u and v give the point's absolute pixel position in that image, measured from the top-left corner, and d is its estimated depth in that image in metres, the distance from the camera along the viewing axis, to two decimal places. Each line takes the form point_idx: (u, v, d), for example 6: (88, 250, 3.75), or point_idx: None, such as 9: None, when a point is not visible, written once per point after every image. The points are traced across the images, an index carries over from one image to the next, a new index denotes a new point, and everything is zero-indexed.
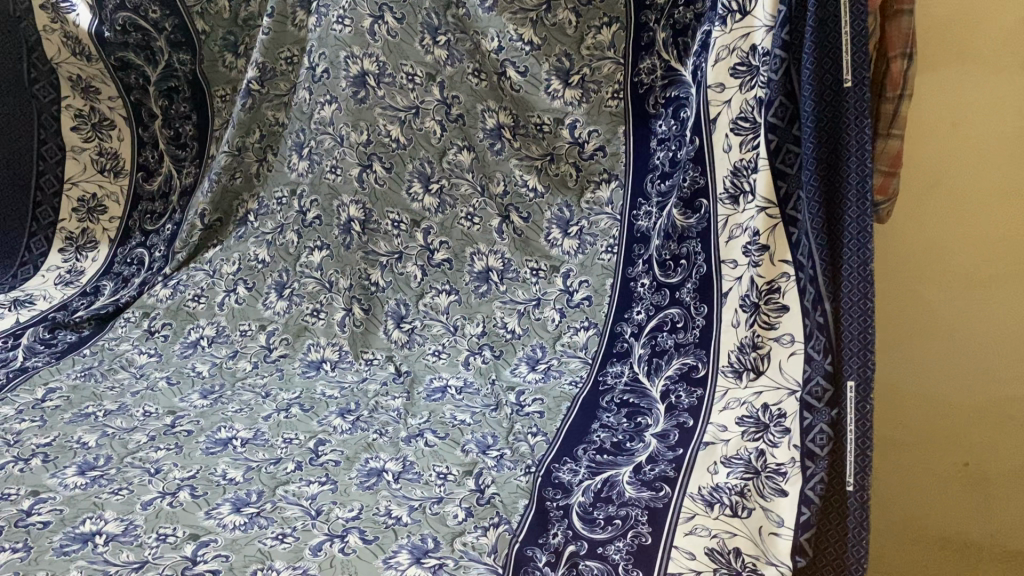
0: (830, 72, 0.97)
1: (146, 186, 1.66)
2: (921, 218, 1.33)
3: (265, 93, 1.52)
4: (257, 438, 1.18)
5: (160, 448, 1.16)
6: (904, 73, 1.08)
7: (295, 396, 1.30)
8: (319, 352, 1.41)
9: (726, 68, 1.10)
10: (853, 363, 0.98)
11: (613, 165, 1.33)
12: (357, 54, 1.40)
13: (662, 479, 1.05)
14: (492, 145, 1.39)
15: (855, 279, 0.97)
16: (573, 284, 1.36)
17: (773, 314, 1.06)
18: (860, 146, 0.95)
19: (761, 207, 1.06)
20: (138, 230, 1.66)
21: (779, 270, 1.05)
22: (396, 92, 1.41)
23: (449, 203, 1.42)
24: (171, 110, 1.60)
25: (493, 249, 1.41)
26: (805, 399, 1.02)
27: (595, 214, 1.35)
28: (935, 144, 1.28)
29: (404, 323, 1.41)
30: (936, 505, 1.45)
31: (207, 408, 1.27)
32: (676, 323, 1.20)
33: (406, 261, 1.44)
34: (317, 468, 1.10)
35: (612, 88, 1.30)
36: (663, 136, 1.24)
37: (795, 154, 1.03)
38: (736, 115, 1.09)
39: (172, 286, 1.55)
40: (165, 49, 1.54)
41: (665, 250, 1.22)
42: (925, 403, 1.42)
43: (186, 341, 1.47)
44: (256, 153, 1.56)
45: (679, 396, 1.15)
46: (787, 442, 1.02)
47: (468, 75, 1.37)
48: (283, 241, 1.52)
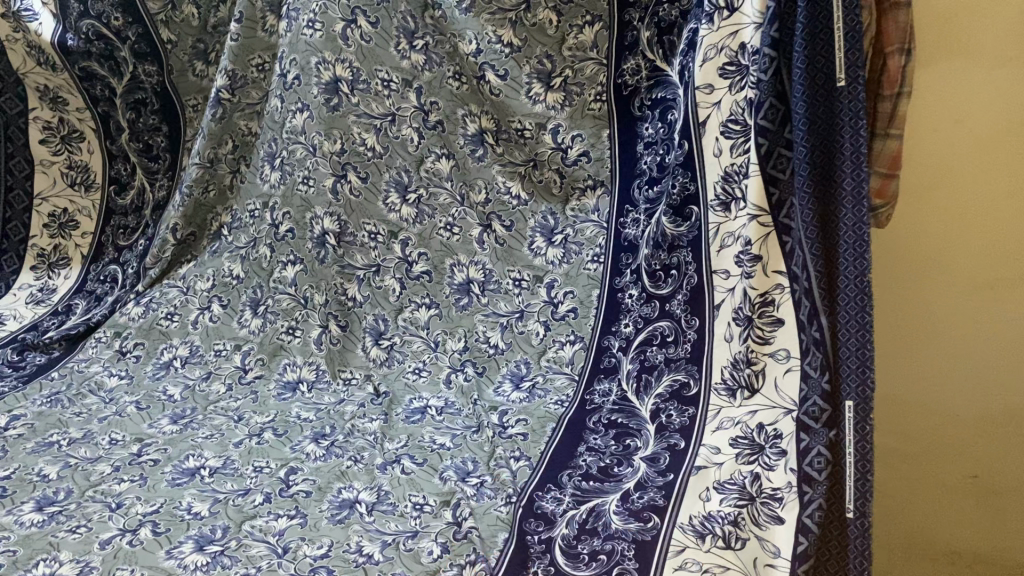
0: (822, 70, 0.91)
1: (119, 200, 1.60)
2: (923, 221, 1.26)
3: (236, 102, 1.46)
4: (226, 467, 1.12)
5: (124, 480, 1.10)
6: (902, 70, 1.01)
7: (269, 419, 1.24)
8: (295, 372, 1.35)
9: (713, 68, 1.03)
10: (852, 380, 0.91)
11: (599, 171, 1.26)
12: (329, 60, 1.32)
13: (652, 508, 0.99)
14: (472, 151, 1.33)
15: (852, 291, 0.90)
16: (557, 296, 1.30)
17: (767, 329, 1.00)
18: (854, 149, 0.89)
19: (753, 215, 1.00)
20: (111, 246, 1.60)
21: (773, 282, 0.99)
22: (371, 100, 1.34)
23: (428, 213, 1.36)
24: (139, 123, 1.55)
25: (474, 259, 1.35)
26: (801, 420, 0.96)
27: (581, 223, 1.29)
28: (935, 143, 1.22)
29: (383, 339, 1.36)
30: (944, 518, 1.38)
31: (177, 434, 1.22)
32: (666, 336, 1.13)
33: (384, 274, 1.38)
34: (286, 500, 1.04)
35: (596, 90, 1.24)
36: (650, 140, 1.18)
37: (786, 158, 0.97)
38: (726, 117, 1.03)
39: (144, 304, 1.50)
40: (129, 59, 1.49)
41: (654, 260, 1.16)
42: (931, 413, 1.35)
43: (158, 362, 1.41)
44: (229, 164, 1.51)
45: (670, 415, 1.08)
46: (782, 465, 0.97)
47: (447, 79, 1.31)
48: (257, 256, 1.47)
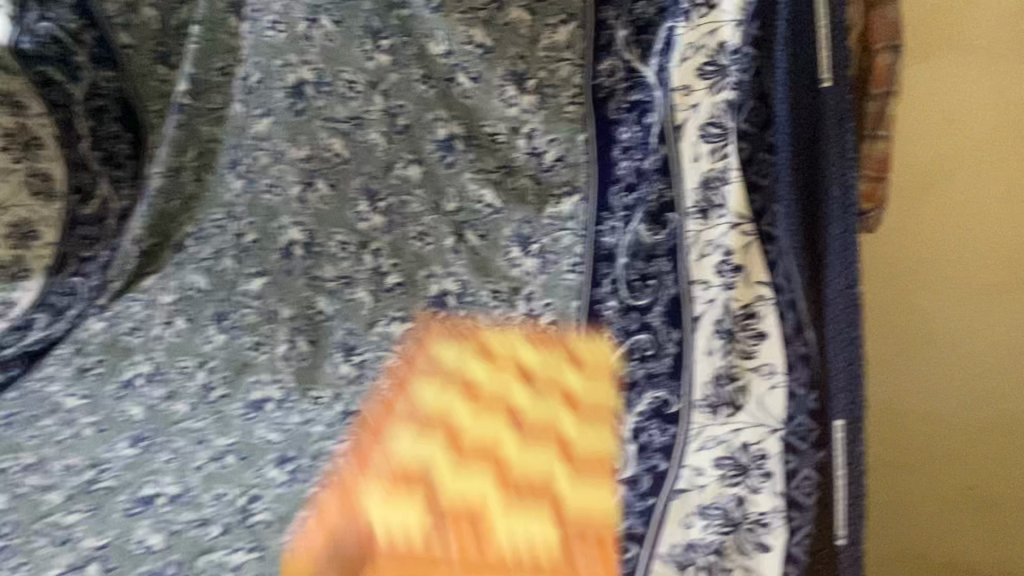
0: (805, 73, 0.87)
1: (83, 210, 1.49)
2: (916, 223, 1.20)
3: (198, 107, 1.41)
4: (184, 495, 1.07)
5: (75, 511, 1.05)
6: (890, 69, 0.96)
7: (232, 442, 1.17)
8: (262, 391, 1.25)
9: (692, 68, 0.97)
10: (842, 399, 0.89)
11: (575, 177, 1.21)
12: (294, 62, 1.35)
13: (629, 537, 0.94)
14: (442, 157, 1.31)
15: (841, 305, 0.88)
16: (537, 308, 1.25)
17: (750, 343, 0.94)
18: (841, 157, 0.87)
19: (734, 223, 0.93)
20: (75, 257, 1.48)
21: (756, 292, 0.93)
22: (337, 103, 1.34)
23: (398, 222, 1.35)
24: (101, 131, 1.48)
25: (449, 270, 1.31)
26: (788, 441, 0.92)
27: (558, 231, 1.23)
28: (929, 141, 1.15)
29: (353, 356, 1.28)
30: (938, 531, 1.33)
31: (135, 458, 1.15)
32: (645, 351, 1.03)
33: (356, 286, 1.35)
34: (245, 530, 1.00)
35: (572, 93, 1.19)
36: (627, 144, 1.11)
37: (769, 162, 0.91)
38: (704, 122, 0.96)
39: (108, 319, 1.43)
40: (87, 64, 1.43)
41: (631, 270, 1.09)
42: (925, 423, 1.29)
43: (120, 381, 1.32)
44: (194, 172, 1.46)
45: (651, 435, 0.98)
46: (769, 488, 0.93)
47: (414, 82, 1.30)
48: (221, 268, 1.43)
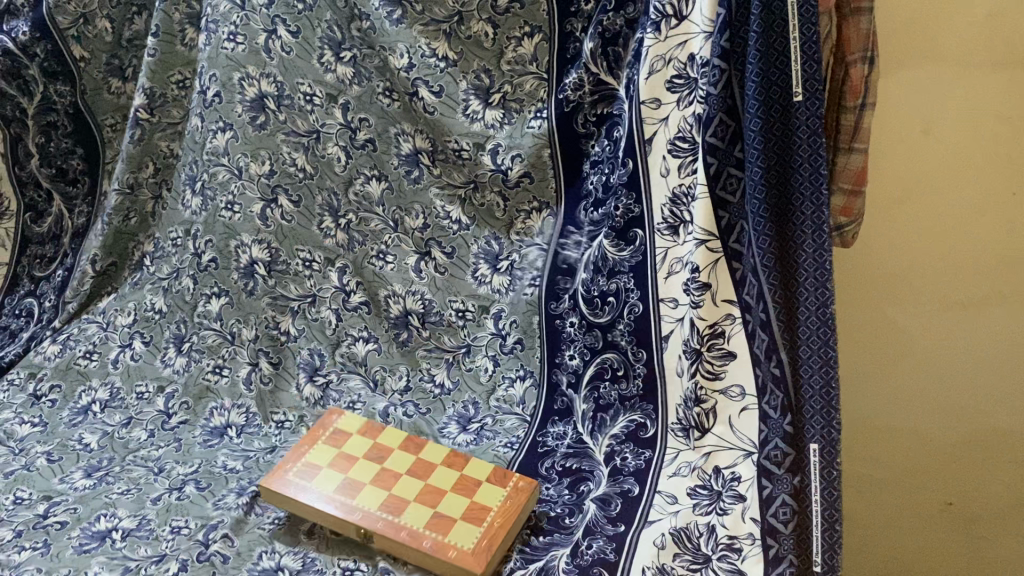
0: (777, 83, 0.84)
1: (35, 229, 1.44)
2: (892, 238, 1.18)
3: (156, 122, 1.37)
4: (141, 529, 1.02)
5: (25, 548, 0.99)
6: (865, 79, 0.93)
7: (192, 470, 1.14)
8: (223, 416, 1.24)
9: (660, 80, 0.95)
10: (817, 422, 0.85)
11: (542, 192, 1.17)
12: (253, 75, 1.24)
13: (601, 564, 0.90)
14: (407, 172, 1.24)
15: (814, 325, 0.84)
16: (505, 326, 1.21)
17: (717, 363, 0.92)
18: (814, 171, 0.83)
19: (701, 240, 0.91)
20: (26, 278, 1.44)
21: (723, 312, 0.91)
22: (296, 116, 1.25)
23: (359, 240, 1.27)
24: (51, 147, 1.42)
25: (411, 289, 1.25)
26: (762, 465, 0.89)
27: (525, 247, 1.19)
28: (904, 155, 1.14)
29: (317, 377, 1.25)
30: (918, 543, 1.32)
31: (90, 490, 1.11)
32: (616, 370, 1.06)
33: (320, 306, 1.27)
34: (202, 566, 0.95)
35: (534, 107, 1.14)
36: (596, 159, 1.09)
37: (737, 178, 0.88)
38: (672, 134, 0.96)
39: (61, 342, 1.38)
40: (38, 78, 1.37)
41: (593, 287, 1.08)
42: (903, 437, 1.27)
43: (75, 407, 1.29)
44: (151, 189, 1.42)
45: (625, 458, 1.00)
46: (740, 512, 0.89)
47: (377, 95, 1.22)
48: (179, 289, 1.35)
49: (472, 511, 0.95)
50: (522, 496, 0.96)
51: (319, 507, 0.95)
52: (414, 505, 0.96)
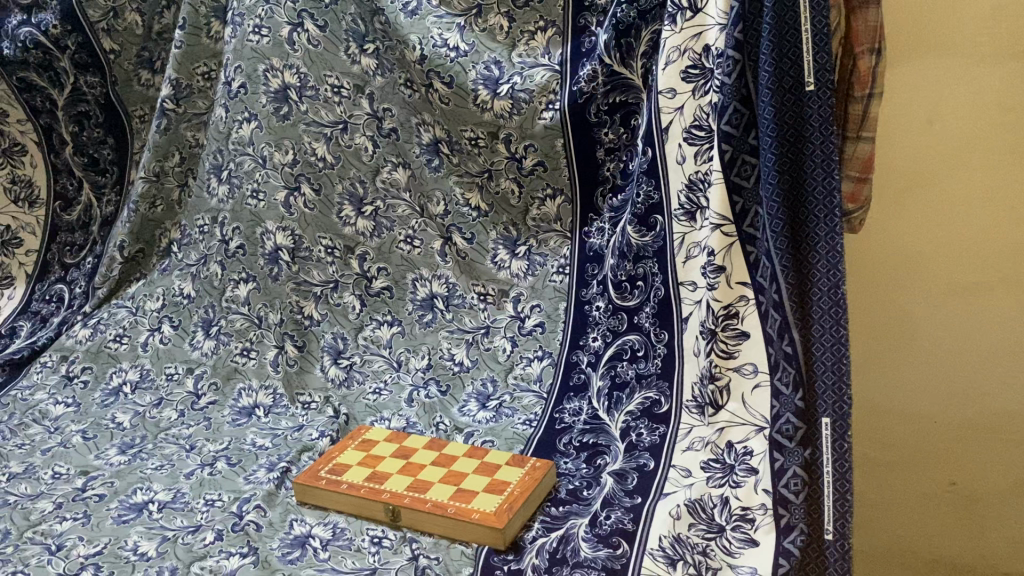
0: (789, 74, 0.88)
1: (64, 216, 1.51)
2: (899, 222, 1.22)
3: (183, 113, 1.42)
4: (176, 502, 1.07)
5: (66, 519, 1.04)
6: (873, 70, 0.97)
7: (222, 447, 1.19)
8: (251, 397, 1.30)
9: (676, 71, 1.00)
10: (828, 397, 0.89)
11: (557, 180, 1.22)
12: (277, 66, 1.28)
13: (620, 533, 0.94)
14: (429, 161, 1.29)
15: (826, 304, 0.88)
16: (525, 310, 1.25)
17: (731, 342, 0.95)
18: (825, 157, 0.87)
19: (716, 224, 0.94)
20: (57, 264, 1.51)
21: (737, 294, 0.94)
22: (320, 107, 1.28)
23: (386, 225, 1.30)
24: (82, 137, 1.48)
25: (437, 274, 1.29)
26: (774, 439, 0.92)
27: (544, 232, 1.25)
28: (910, 142, 1.18)
29: (341, 359, 1.29)
30: (925, 528, 1.33)
31: (125, 465, 1.15)
32: (636, 351, 1.10)
33: (343, 291, 1.32)
34: (237, 535, 0.99)
35: (547, 99, 1.18)
36: (611, 146, 1.16)
37: (751, 164, 0.92)
38: (689, 124, 1.00)
39: (92, 326, 1.43)
40: (69, 70, 1.44)
41: (619, 271, 1.12)
42: (910, 420, 1.29)
43: (106, 388, 1.35)
44: (177, 178, 1.46)
45: (640, 434, 1.04)
46: (752, 484, 0.93)
47: (399, 86, 1.27)
48: (208, 274, 1.39)
49: (493, 485, 0.99)
50: (539, 471, 1.01)
51: (346, 489, 1.01)
52: (437, 484, 1.01)
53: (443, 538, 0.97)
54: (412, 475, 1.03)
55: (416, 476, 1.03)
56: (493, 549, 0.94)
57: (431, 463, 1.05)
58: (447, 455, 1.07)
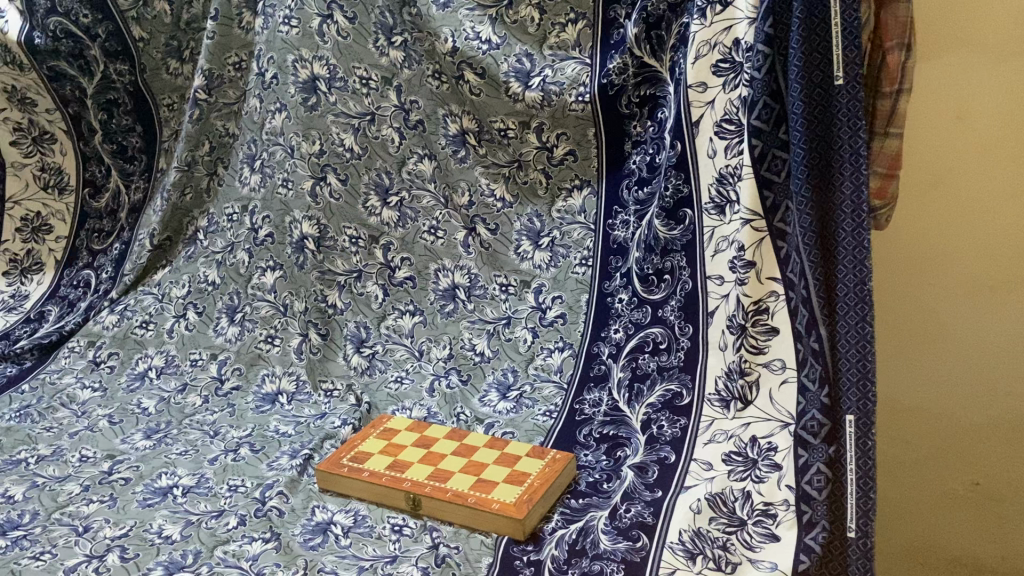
0: (819, 68, 0.87)
1: (92, 203, 1.53)
2: (927, 218, 1.20)
3: (213, 102, 1.43)
4: (200, 486, 1.08)
5: (93, 501, 1.05)
6: (903, 65, 0.95)
7: (246, 434, 1.20)
8: (275, 383, 1.31)
9: (706, 65, 1.01)
10: (852, 394, 0.88)
11: (585, 170, 1.23)
12: (306, 57, 1.29)
13: (640, 526, 0.94)
14: (454, 152, 1.29)
15: (852, 301, 0.87)
16: (546, 301, 1.25)
17: (760, 338, 0.97)
18: (853, 152, 0.86)
19: (747, 219, 0.96)
20: (85, 250, 1.54)
21: (766, 289, 0.96)
22: (349, 98, 1.29)
23: (411, 216, 1.31)
24: (112, 124, 1.50)
25: (459, 264, 1.30)
26: (799, 435, 0.93)
27: (567, 224, 1.25)
28: (940, 136, 1.16)
29: (364, 347, 1.30)
30: (947, 527, 1.31)
31: (150, 450, 1.17)
32: (658, 343, 1.09)
33: (366, 280, 1.33)
34: (260, 521, 1.00)
35: (576, 91, 1.18)
36: (639, 139, 1.16)
37: (782, 159, 0.93)
38: (720, 117, 1.00)
39: (119, 311, 1.45)
40: (100, 58, 1.46)
41: (646, 265, 1.12)
42: (935, 417, 1.27)
43: (132, 373, 1.37)
44: (207, 167, 1.47)
45: (661, 427, 1.04)
46: (775, 479, 0.93)
47: (427, 77, 1.27)
48: (234, 262, 1.41)
49: (513, 476, 1.00)
50: (560, 463, 1.01)
51: (368, 477, 1.01)
52: (457, 474, 1.01)
53: (463, 527, 0.97)
54: (433, 465, 1.03)
55: (437, 465, 1.03)
56: (513, 539, 0.94)
57: (452, 453, 1.05)
58: (468, 445, 1.07)
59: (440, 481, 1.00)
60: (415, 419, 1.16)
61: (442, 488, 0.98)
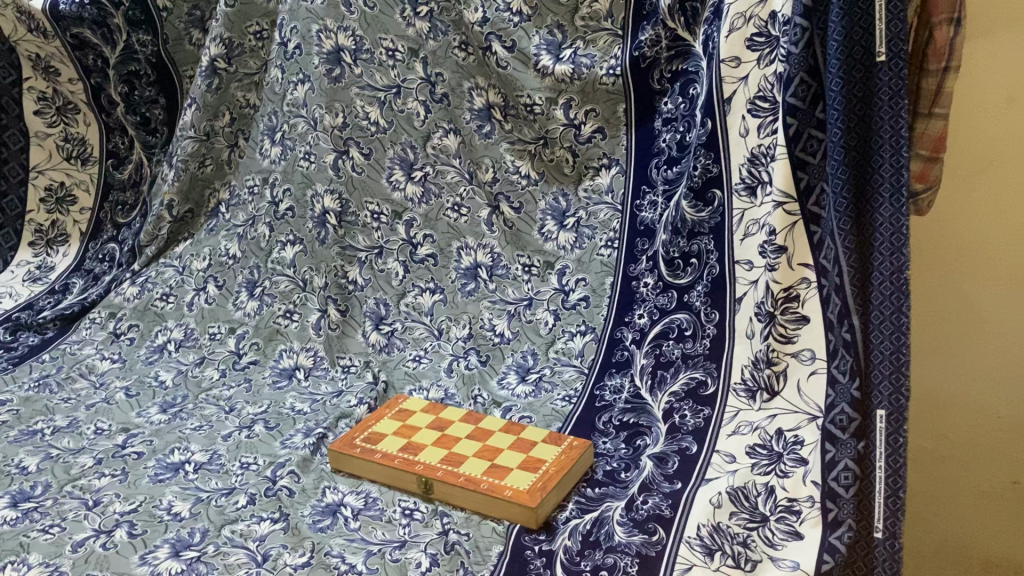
0: (860, 43, 0.83)
1: (116, 174, 1.55)
2: (970, 204, 1.14)
3: (233, 72, 1.41)
4: (212, 463, 1.07)
5: (105, 475, 1.05)
6: (951, 41, 0.90)
7: (261, 410, 1.19)
8: (292, 359, 1.29)
9: (741, 39, 0.96)
10: (884, 387, 0.84)
11: (614, 150, 1.19)
12: (331, 28, 1.26)
13: (656, 519, 0.90)
14: (479, 127, 1.25)
15: (887, 289, 0.83)
16: (569, 283, 1.22)
17: (790, 327, 0.92)
18: (895, 133, 0.82)
19: (779, 202, 0.92)
20: (109, 223, 1.55)
21: (798, 276, 0.91)
22: (374, 70, 1.26)
23: (434, 192, 1.28)
24: (134, 96, 1.49)
25: (482, 243, 1.26)
26: (827, 429, 0.88)
27: (594, 204, 1.21)
28: (988, 120, 1.10)
29: (383, 325, 1.28)
30: (982, 527, 1.23)
31: (165, 424, 1.16)
32: (683, 330, 1.05)
33: (387, 257, 1.30)
34: (270, 501, 0.99)
35: (607, 64, 1.14)
36: (669, 116, 1.11)
37: (817, 139, 0.89)
38: (754, 94, 0.95)
39: (140, 283, 1.44)
40: (122, 27, 1.44)
41: (672, 248, 1.08)
42: (973, 412, 1.21)
43: (152, 345, 1.36)
44: (227, 138, 1.46)
45: (684, 416, 1.00)
46: (801, 475, 0.89)
47: (453, 49, 1.23)
48: (255, 235, 1.39)
49: (528, 462, 0.97)
50: (576, 450, 0.98)
51: (380, 459, 0.99)
52: (471, 459, 0.98)
53: (475, 513, 0.95)
54: (446, 449, 1.01)
55: (451, 449, 1.01)
56: (525, 528, 0.92)
57: (467, 438, 1.03)
58: (483, 430, 1.04)
59: (453, 465, 0.97)
60: (432, 401, 1.13)
61: (454, 473, 0.96)
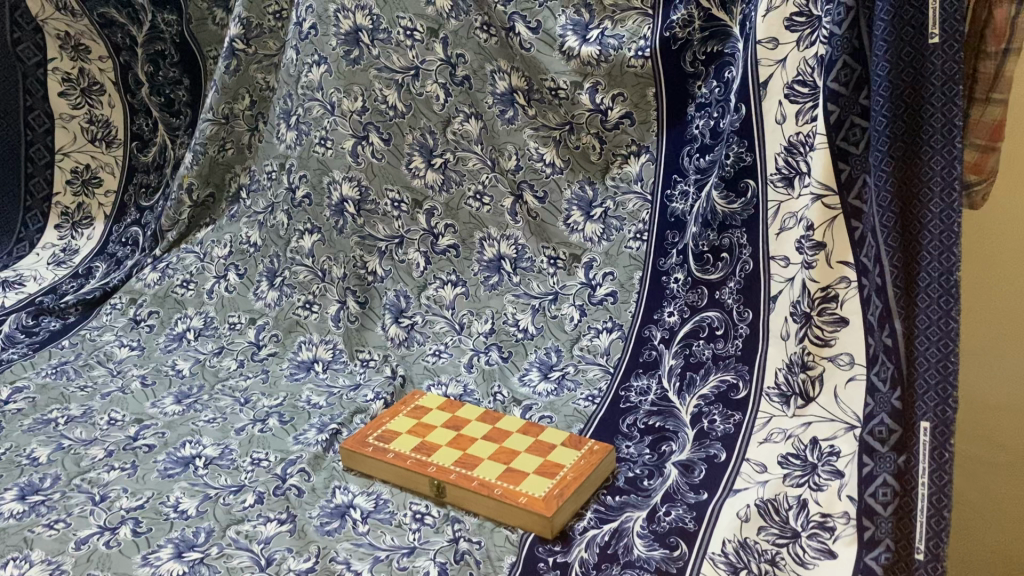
0: (911, 24, 0.76)
1: (141, 157, 1.53)
2: None
3: (252, 53, 1.37)
4: (223, 458, 1.04)
5: (114, 468, 1.02)
6: (1012, 20, 0.82)
7: (277, 403, 1.16)
8: (311, 351, 1.26)
9: (779, 19, 0.90)
10: (929, 398, 0.77)
11: (644, 136, 1.12)
12: (349, 7, 1.21)
13: (679, 533, 0.85)
14: (502, 112, 1.19)
15: (935, 292, 0.77)
16: (597, 277, 1.17)
17: (827, 328, 0.86)
18: (946, 122, 0.75)
19: (818, 195, 0.85)
20: (133, 206, 1.53)
21: (836, 275, 0.85)
22: (392, 51, 1.21)
23: (455, 179, 1.23)
24: (158, 76, 1.48)
25: (506, 234, 1.22)
26: (865, 441, 0.82)
27: (622, 193, 1.15)
28: None
29: (403, 318, 1.24)
30: None
31: (178, 415, 1.14)
32: (714, 329, 1.00)
33: (408, 247, 1.26)
34: (278, 500, 0.95)
35: (637, 46, 1.08)
36: (703, 101, 1.05)
37: (861, 128, 0.82)
38: (792, 78, 0.89)
39: (161, 270, 1.42)
40: (147, 7, 1.43)
41: (701, 241, 1.02)
42: None
43: (171, 333, 1.34)
44: (247, 121, 1.43)
45: (713, 421, 0.95)
46: (836, 488, 0.83)
47: (475, 29, 1.17)
48: (274, 223, 1.35)
49: (546, 467, 0.92)
50: (597, 455, 0.93)
51: (392, 459, 0.95)
52: (486, 461, 0.94)
53: (488, 520, 0.90)
54: (461, 449, 0.96)
55: (466, 450, 0.96)
56: (540, 538, 0.87)
57: (483, 439, 0.98)
58: (501, 431, 0.99)
59: (468, 468, 0.93)
60: (449, 398, 1.09)
61: (467, 476, 0.91)
